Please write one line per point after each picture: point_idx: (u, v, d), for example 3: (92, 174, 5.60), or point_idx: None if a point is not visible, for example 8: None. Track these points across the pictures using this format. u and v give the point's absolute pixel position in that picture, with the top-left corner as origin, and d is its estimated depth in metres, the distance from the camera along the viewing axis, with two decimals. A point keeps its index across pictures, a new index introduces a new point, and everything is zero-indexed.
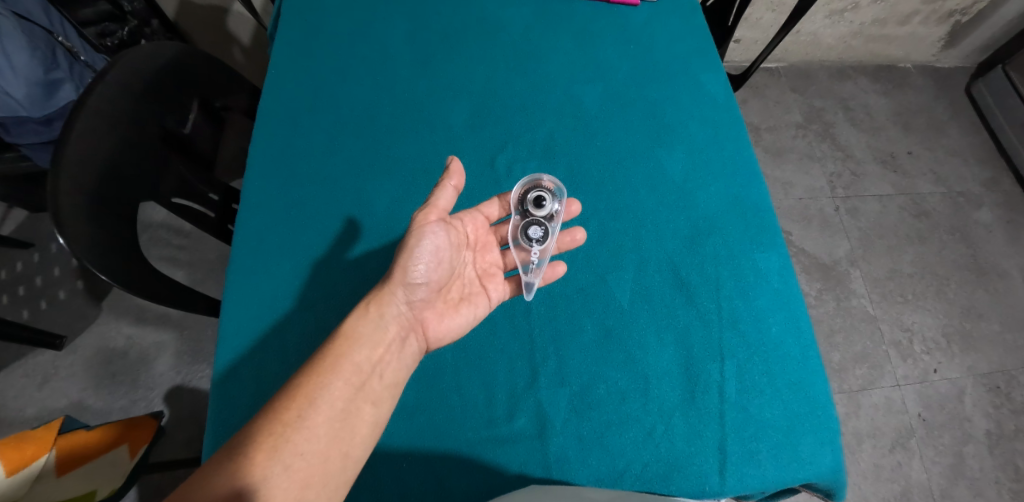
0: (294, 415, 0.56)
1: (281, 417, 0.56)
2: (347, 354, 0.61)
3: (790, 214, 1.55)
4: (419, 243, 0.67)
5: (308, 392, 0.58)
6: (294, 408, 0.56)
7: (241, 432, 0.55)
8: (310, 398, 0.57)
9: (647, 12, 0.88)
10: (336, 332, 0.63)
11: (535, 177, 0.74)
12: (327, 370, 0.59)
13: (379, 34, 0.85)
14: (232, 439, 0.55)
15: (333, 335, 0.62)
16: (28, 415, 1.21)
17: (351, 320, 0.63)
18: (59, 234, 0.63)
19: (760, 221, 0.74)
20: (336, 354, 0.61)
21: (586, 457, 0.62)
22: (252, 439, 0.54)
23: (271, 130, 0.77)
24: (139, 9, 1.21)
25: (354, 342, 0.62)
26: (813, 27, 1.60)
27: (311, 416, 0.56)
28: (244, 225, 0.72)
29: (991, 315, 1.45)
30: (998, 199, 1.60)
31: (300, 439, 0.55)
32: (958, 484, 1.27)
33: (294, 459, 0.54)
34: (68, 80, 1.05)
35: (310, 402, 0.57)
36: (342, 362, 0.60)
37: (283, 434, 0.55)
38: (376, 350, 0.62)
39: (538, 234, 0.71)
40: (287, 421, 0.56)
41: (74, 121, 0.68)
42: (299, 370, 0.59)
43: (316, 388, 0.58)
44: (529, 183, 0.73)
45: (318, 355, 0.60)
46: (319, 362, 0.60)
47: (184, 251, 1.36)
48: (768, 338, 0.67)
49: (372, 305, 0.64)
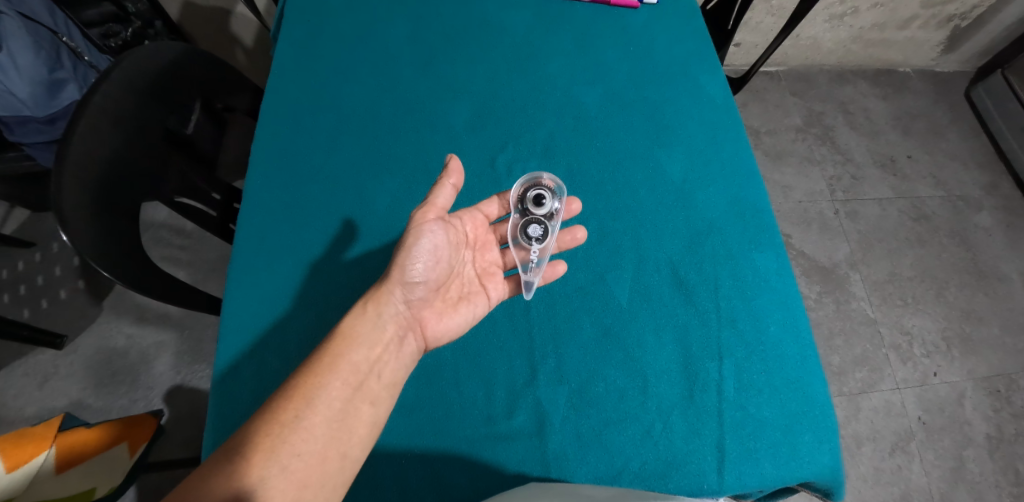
0: (292, 415, 0.56)
1: (278, 418, 0.56)
2: (346, 354, 0.61)
3: (790, 217, 1.55)
4: (417, 242, 0.67)
5: (305, 392, 0.58)
6: (292, 409, 0.57)
7: (239, 431, 0.55)
8: (307, 398, 0.58)
9: (646, 14, 0.89)
10: (335, 331, 0.63)
11: (534, 175, 0.74)
12: (325, 370, 0.60)
13: (381, 34, 0.86)
14: (230, 439, 0.55)
15: (332, 335, 0.63)
16: (27, 414, 1.21)
17: (350, 318, 0.63)
18: (63, 230, 0.63)
19: (758, 221, 0.74)
20: (334, 354, 0.61)
21: (585, 455, 0.62)
22: (250, 439, 0.54)
23: (273, 130, 0.78)
24: (143, 10, 1.21)
25: (354, 340, 0.62)
26: (813, 31, 1.60)
27: (308, 417, 0.57)
28: (246, 223, 0.72)
29: (991, 319, 1.45)
30: (998, 203, 1.61)
31: (297, 439, 0.56)
32: (958, 488, 1.27)
33: (292, 459, 0.55)
34: (72, 80, 1.06)
35: (308, 402, 0.58)
36: (340, 362, 0.61)
37: (281, 435, 0.55)
38: (374, 349, 0.63)
39: (538, 233, 0.71)
40: (284, 422, 0.56)
41: (80, 119, 0.69)
42: (297, 370, 0.60)
43: (313, 389, 0.58)
44: (527, 182, 0.74)
45: (316, 355, 0.61)
46: (317, 362, 0.60)
47: (185, 251, 1.37)
48: (767, 338, 0.68)
49: (371, 305, 0.65)
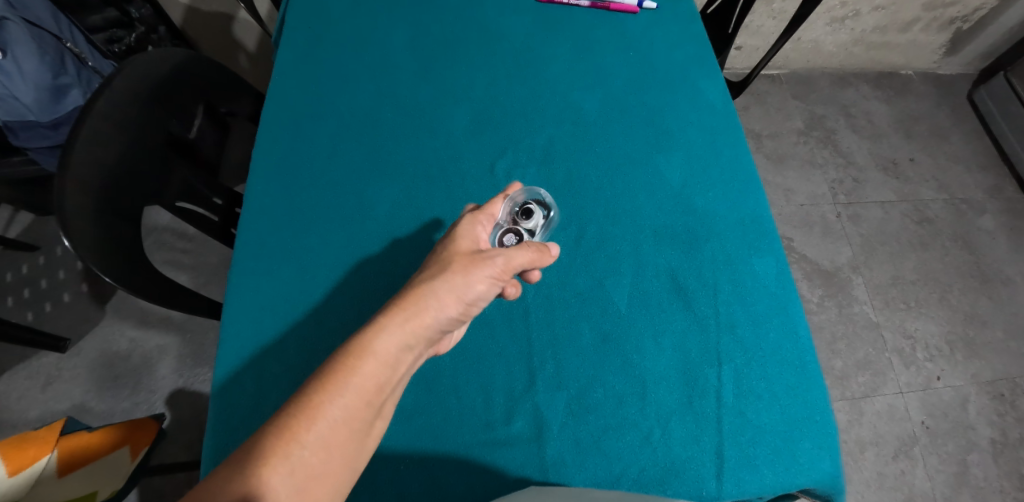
0: (315, 436, 0.50)
1: (299, 437, 0.49)
2: (375, 373, 0.53)
3: (791, 221, 1.55)
4: (492, 260, 0.60)
5: (331, 411, 0.51)
6: (315, 429, 0.50)
7: (249, 451, 0.49)
8: (332, 418, 0.51)
9: (646, 20, 0.89)
10: (363, 346, 0.54)
11: (552, 251, 0.65)
12: (352, 387, 0.52)
13: (380, 41, 0.86)
14: (236, 453, 0.48)
15: (360, 351, 0.53)
16: (29, 417, 1.22)
17: (377, 333, 0.54)
18: (65, 237, 0.63)
19: (758, 226, 0.74)
20: (363, 372, 0.53)
21: (584, 461, 0.62)
22: (266, 458, 0.48)
23: (274, 136, 0.78)
24: (146, 16, 1.23)
25: (386, 358, 0.54)
26: (813, 34, 1.60)
27: (331, 438, 0.51)
28: (247, 229, 0.73)
29: (994, 322, 1.44)
30: (1001, 206, 1.60)
31: (317, 462, 0.50)
32: (961, 493, 1.26)
33: (309, 483, 0.49)
34: (76, 85, 1.07)
35: (331, 423, 0.51)
36: (369, 382, 0.53)
37: (301, 456, 0.49)
38: (397, 370, 0.55)
39: (511, 242, 0.69)
40: (306, 442, 0.50)
41: (81, 125, 0.69)
42: (318, 384, 0.52)
43: (340, 408, 0.51)
44: (539, 252, 0.64)
45: (342, 369, 0.52)
46: (345, 379, 0.52)
47: (187, 255, 1.37)
48: (766, 344, 0.67)
49: (412, 323, 0.56)
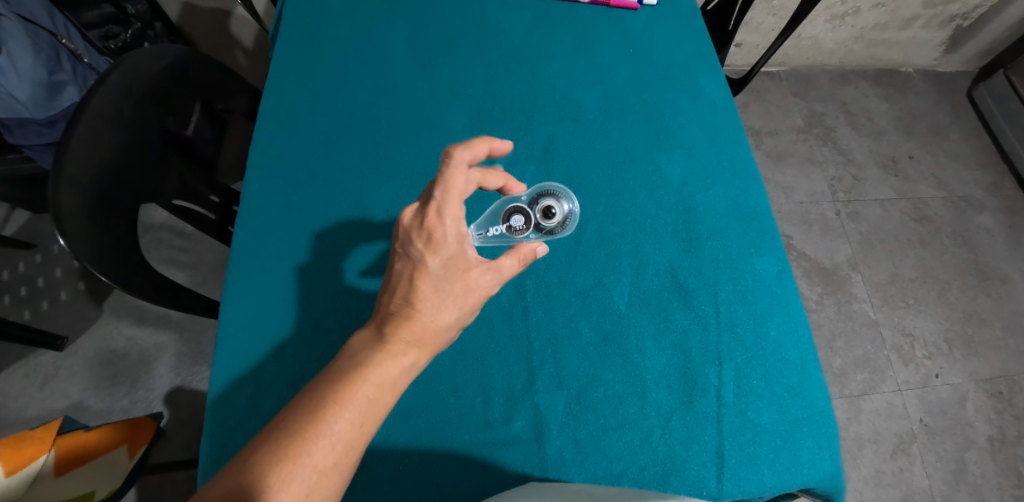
0: (331, 461, 0.49)
1: (315, 462, 0.48)
2: (386, 399, 0.53)
3: (791, 218, 1.54)
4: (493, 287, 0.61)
5: (348, 437, 0.50)
6: (332, 454, 0.49)
7: (259, 474, 0.47)
8: (347, 443, 0.50)
9: (646, 16, 0.88)
10: (378, 374, 0.53)
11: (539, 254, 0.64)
12: (365, 414, 0.51)
13: (379, 37, 0.86)
14: (247, 477, 0.47)
15: (375, 380, 0.52)
16: (27, 415, 1.22)
17: (389, 364, 0.54)
18: (60, 235, 0.62)
19: (758, 225, 0.74)
20: (376, 399, 0.52)
21: (584, 460, 0.62)
22: (280, 483, 0.47)
23: (271, 132, 0.78)
24: (143, 12, 1.22)
25: (394, 385, 0.54)
26: (813, 31, 1.59)
27: (346, 461, 0.50)
28: (244, 227, 0.72)
29: (992, 320, 1.44)
30: (999, 204, 1.60)
31: (330, 483, 0.49)
32: (959, 490, 1.26)
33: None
34: (71, 82, 1.06)
35: (347, 448, 0.50)
36: (380, 408, 0.52)
37: (318, 480, 0.48)
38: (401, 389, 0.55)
39: (517, 223, 0.72)
40: (322, 467, 0.49)
41: (77, 123, 0.68)
42: (334, 410, 0.50)
43: (355, 434, 0.50)
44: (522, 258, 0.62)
45: (355, 398, 0.51)
46: (360, 408, 0.51)
47: (185, 252, 1.37)
48: (767, 343, 0.67)
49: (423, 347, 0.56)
